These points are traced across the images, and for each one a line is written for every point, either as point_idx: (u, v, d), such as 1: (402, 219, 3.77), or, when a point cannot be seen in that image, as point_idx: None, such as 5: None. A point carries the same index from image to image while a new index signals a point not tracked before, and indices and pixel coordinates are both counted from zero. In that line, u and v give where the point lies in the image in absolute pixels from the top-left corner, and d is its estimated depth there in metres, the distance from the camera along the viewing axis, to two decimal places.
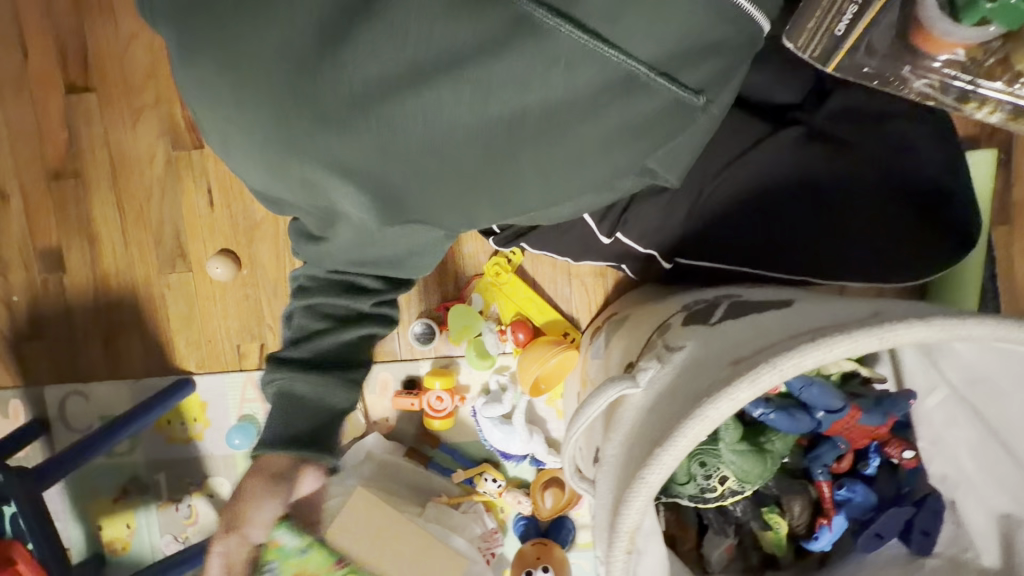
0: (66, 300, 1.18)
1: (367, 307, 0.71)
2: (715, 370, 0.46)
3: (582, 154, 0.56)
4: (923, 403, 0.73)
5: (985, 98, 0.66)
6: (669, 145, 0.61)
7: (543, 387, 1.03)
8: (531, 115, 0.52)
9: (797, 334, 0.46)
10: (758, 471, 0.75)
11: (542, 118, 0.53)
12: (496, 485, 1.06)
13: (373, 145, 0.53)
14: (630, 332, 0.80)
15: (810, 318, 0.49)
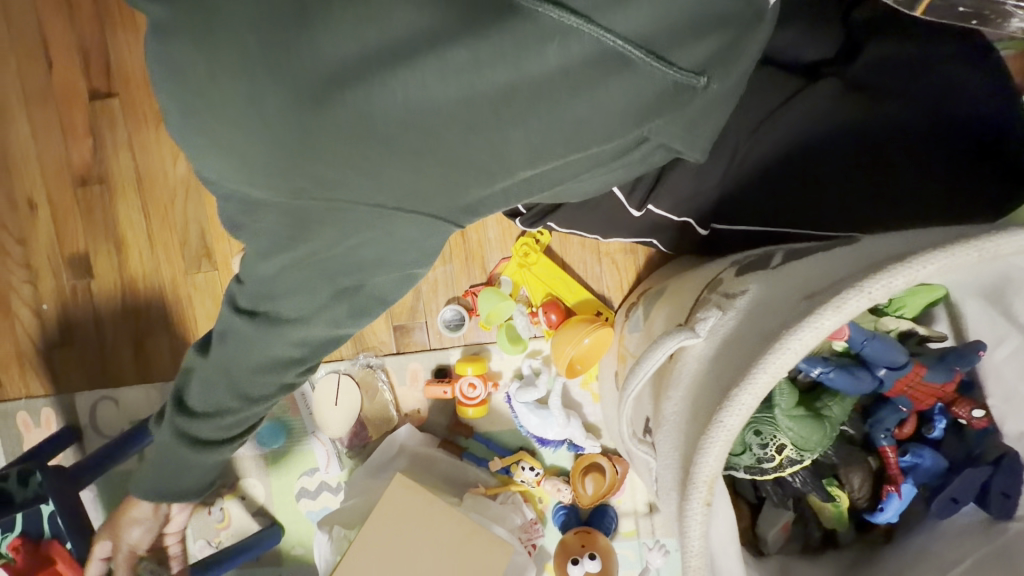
0: (94, 306, 1.19)
1: (288, 377, 0.62)
2: (785, 310, 0.45)
3: (578, 138, 0.47)
4: (991, 356, 0.69)
5: None
6: (682, 116, 0.53)
7: (579, 368, 0.99)
8: (518, 101, 0.43)
9: (871, 263, 0.44)
10: (817, 438, 0.71)
11: (544, 103, 0.44)
12: (534, 474, 1.03)
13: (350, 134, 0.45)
14: (674, 297, 0.76)
15: (885, 248, 0.46)
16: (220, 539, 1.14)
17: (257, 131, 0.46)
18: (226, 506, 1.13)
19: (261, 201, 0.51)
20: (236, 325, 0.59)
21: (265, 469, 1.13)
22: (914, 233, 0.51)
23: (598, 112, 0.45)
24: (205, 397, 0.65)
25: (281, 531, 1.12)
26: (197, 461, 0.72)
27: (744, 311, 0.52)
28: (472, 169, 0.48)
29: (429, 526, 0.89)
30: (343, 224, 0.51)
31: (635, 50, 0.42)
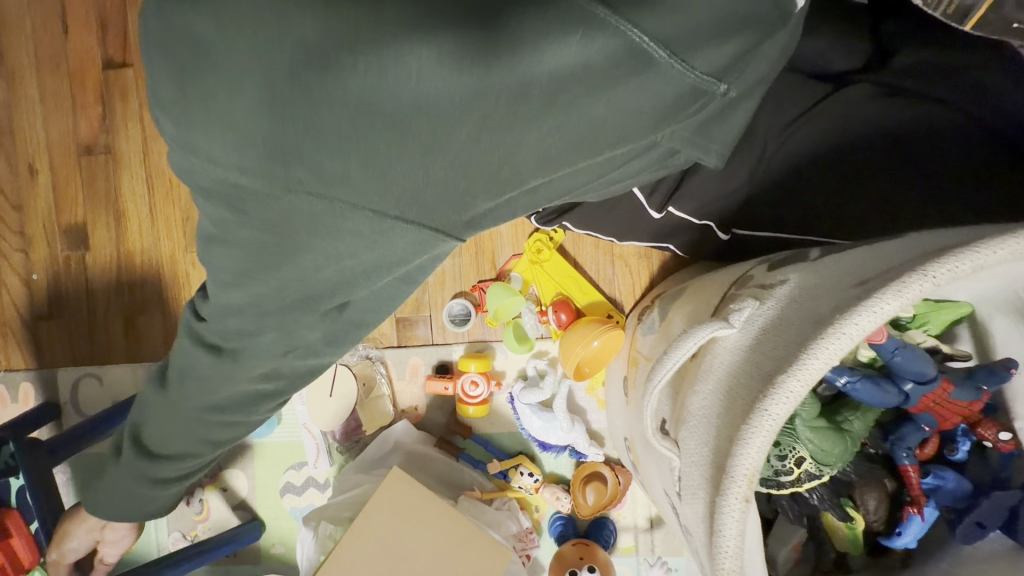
0: (87, 278, 1.15)
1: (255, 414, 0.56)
2: (836, 295, 0.45)
3: (596, 141, 0.42)
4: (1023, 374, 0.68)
5: None
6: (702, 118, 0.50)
7: (587, 371, 0.96)
8: (525, 105, 0.38)
9: (921, 251, 0.43)
10: (838, 452, 0.68)
11: (565, 95, 0.38)
12: (532, 480, 0.99)
13: (330, 119, 0.38)
14: (695, 298, 0.74)
15: (933, 238, 0.46)
16: (196, 533, 1.08)
17: (250, 99, 0.38)
18: (206, 498, 1.08)
19: (245, 189, 0.41)
20: (200, 358, 0.52)
21: (252, 463, 1.08)
22: (963, 227, 0.49)
23: (617, 105, 0.40)
24: (162, 435, 0.59)
25: (261, 528, 1.06)
26: (135, 494, 0.64)
27: (783, 300, 0.50)
28: (471, 169, 0.41)
29: (425, 521, 0.85)
30: (338, 234, 0.43)
31: (659, 51, 0.38)
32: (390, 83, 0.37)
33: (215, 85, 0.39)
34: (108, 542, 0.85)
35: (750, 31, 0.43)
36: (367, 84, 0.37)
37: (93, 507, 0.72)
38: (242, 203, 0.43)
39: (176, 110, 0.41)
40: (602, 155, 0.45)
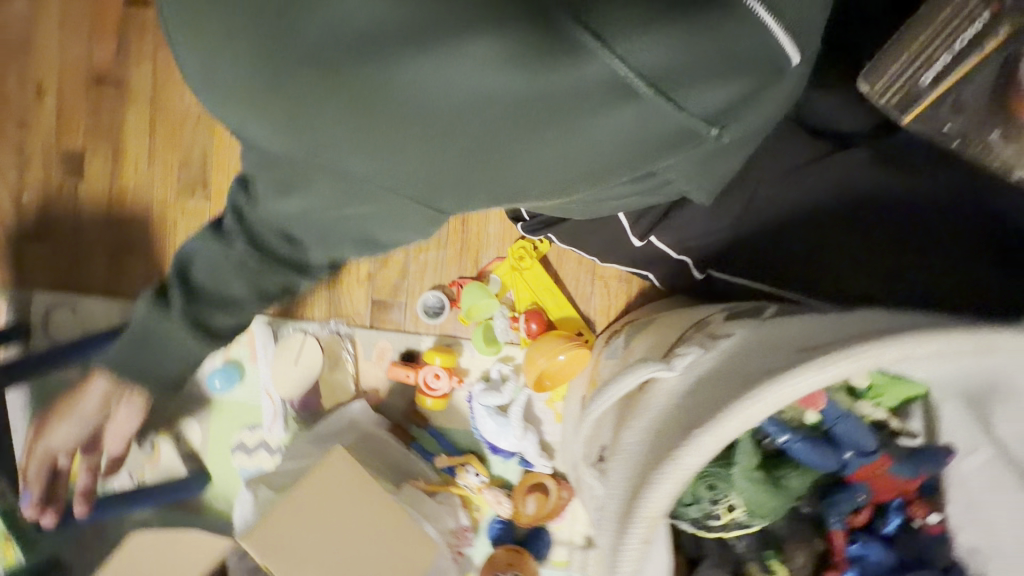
0: (78, 207, 1.15)
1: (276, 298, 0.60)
2: (780, 356, 0.48)
3: (581, 164, 0.42)
4: (961, 463, 0.68)
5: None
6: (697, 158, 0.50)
7: (547, 384, 0.97)
8: (507, 118, 0.39)
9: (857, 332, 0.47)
10: (772, 506, 0.70)
11: (564, 107, 0.38)
12: (478, 480, 1.00)
13: (318, 102, 0.39)
14: (659, 331, 0.75)
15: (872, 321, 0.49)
16: (143, 476, 1.09)
17: (250, 70, 0.40)
18: (158, 443, 1.09)
19: None
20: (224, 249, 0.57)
21: (208, 417, 1.09)
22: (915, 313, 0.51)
23: (605, 130, 0.40)
24: (147, 363, 0.63)
25: (207, 481, 1.07)
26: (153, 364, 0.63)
27: (722, 353, 0.52)
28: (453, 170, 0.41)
29: (358, 512, 0.85)
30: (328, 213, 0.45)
31: (643, 84, 0.38)
32: (405, 72, 0.38)
33: (240, 50, 0.40)
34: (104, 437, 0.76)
35: (761, 79, 0.42)
36: (389, 69, 0.38)
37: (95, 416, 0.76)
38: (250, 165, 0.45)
39: (196, 68, 0.42)
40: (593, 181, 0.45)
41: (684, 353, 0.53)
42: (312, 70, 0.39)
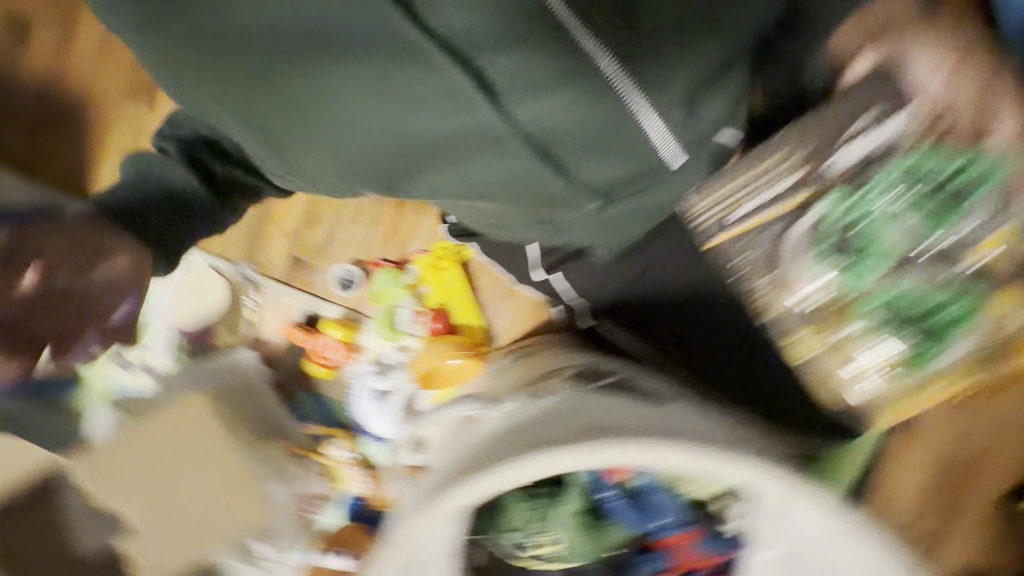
0: (13, 75, 1.09)
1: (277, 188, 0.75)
2: (563, 429, 0.58)
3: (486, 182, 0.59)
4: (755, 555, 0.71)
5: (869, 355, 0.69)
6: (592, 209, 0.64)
7: (434, 382, 0.99)
8: (431, 138, 0.55)
9: (635, 428, 0.57)
10: (586, 548, 0.75)
11: (471, 140, 0.55)
12: (346, 455, 1.02)
13: (292, 88, 0.55)
14: (532, 364, 0.81)
15: (660, 418, 0.59)
16: None
17: (242, 47, 0.55)
18: None
19: None
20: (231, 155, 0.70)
21: None
22: (700, 413, 0.63)
23: (511, 176, 0.57)
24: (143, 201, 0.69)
25: (77, 387, 1.06)
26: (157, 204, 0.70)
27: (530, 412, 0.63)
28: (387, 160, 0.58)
29: (212, 450, 0.91)
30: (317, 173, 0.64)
31: (527, 144, 0.54)
32: (374, 92, 0.53)
33: (261, 39, 0.54)
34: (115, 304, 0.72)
35: (639, 167, 0.59)
36: (362, 84, 0.53)
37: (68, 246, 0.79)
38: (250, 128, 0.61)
39: (213, 49, 0.56)
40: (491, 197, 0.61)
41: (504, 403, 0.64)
42: (305, 68, 0.54)
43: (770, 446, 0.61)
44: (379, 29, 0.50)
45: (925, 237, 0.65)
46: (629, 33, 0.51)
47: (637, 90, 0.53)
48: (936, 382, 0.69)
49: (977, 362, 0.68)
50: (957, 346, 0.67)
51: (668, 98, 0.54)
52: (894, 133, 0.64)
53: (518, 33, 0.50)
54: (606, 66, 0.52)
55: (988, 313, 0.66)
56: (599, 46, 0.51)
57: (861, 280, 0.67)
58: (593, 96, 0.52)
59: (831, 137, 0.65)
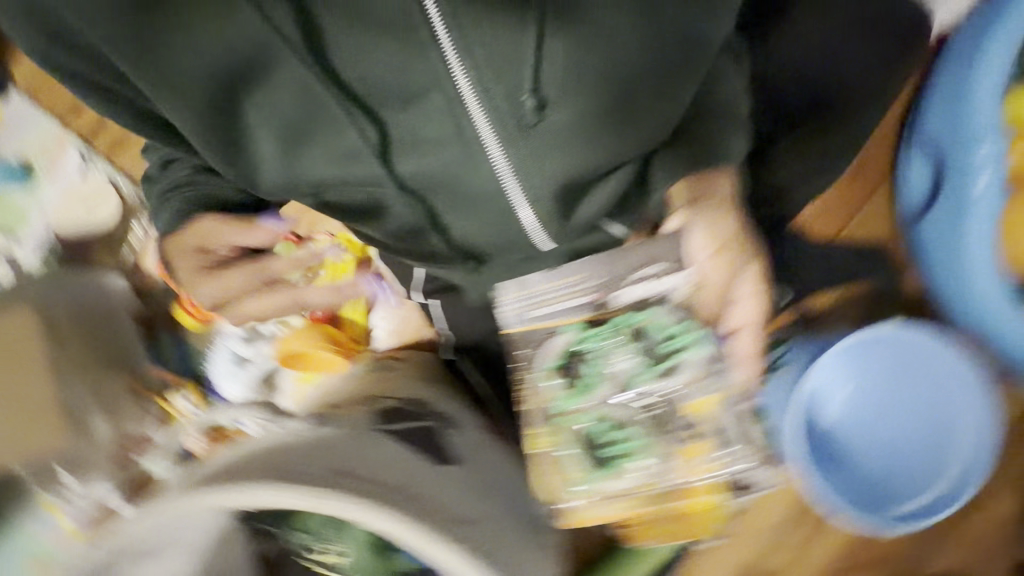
0: None
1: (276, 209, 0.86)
2: (323, 467, 0.63)
3: (377, 211, 0.66)
4: None
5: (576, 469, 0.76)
6: (469, 266, 0.69)
7: (298, 365, 0.99)
8: (338, 167, 0.62)
9: (393, 492, 0.63)
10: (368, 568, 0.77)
11: (367, 175, 0.62)
12: (189, 408, 1.00)
13: (214, 96, 0.59)
14: (379, 381, 0.83)
15: (425, 484, 0.67)
16: None
17: (167, 55, 0.57)
18: None
19: None
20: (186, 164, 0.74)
21: None
22: (462, 495, 0.69)
23: (396, 222, 0.66)
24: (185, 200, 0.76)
25: None
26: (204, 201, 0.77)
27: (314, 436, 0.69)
28: (301, 177, 0.63)
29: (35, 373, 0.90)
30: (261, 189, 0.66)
31: (409, 190, 0.62)
32: (297, 138, 0.61)
33: (191, 57, 0.57)
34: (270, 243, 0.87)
35: (509, 240, 0.65)
36: (289, 128, 0.60)
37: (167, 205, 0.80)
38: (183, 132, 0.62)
39: (131, 38, 0.57)
40: (381, 233, 0.69)
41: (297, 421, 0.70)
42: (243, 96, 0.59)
43: (509, 546, 0.69)
44: (297, 87, 0.58)
45: (637, 378, 0.74)
46: (528, 123, 0.56)
47: (516, 177, 0.58)
48: (593, 506, 0.76)
49: (632, 504, 0.76)
50: (618, 483, 0.75)
51: (540, 192, 0.59)
52: (665, 290, 0.72)
53: (425, 94, 0.56)
54: (492, 145, 0.57)
55: (650, 465, 0.75)
56: (487, 126, 0.55)
57: (572, 396, 0.75)
58: (477, 167, 0.58)
59: (614, 270, 0.71)
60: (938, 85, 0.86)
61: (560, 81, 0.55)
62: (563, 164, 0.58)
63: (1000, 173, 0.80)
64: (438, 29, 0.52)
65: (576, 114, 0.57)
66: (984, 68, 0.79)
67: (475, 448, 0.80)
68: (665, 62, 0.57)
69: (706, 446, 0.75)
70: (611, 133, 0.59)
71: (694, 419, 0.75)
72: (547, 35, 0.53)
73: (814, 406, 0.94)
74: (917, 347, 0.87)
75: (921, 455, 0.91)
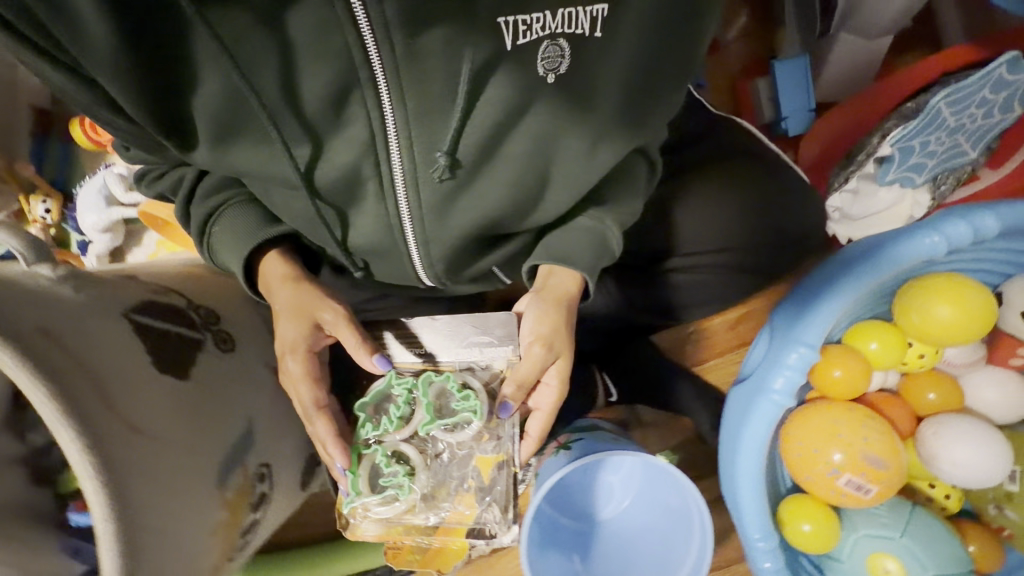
0: None
1: (273, 232, 0.80)
2: (14, 305, 0.48)
3: (289, 207, 0.78)
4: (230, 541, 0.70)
5: (372, 494, 0.75)
6: (354, 253, 0.86)
7: (159, 228, 1.00)
8: (266, 171, 0.72)
9: (85, 381, 0.49)
10: None
11: (288, 182, 0.73)
12: (43, 215, 1.01)
13: (159, 80, 0.64)
14: (209, 283, 0.81)
15: (131, 400, 0.53)
16: None
17: (118, 38, 0.59)
18: None
19: None
20: (147, 150, 0.76)
21: None
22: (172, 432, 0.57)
23: (298, 212, 0.78)
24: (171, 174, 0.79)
25: None
26: (182, 185, 0.80)
27: (39, 279, 0.54)
28: (232, 166, 0.72)
29: None
30: (195, 164, 0.74)
31: (324, 205, 0.76)
32: (225, 135, 0.69)
33: (137, 43, 0.60)
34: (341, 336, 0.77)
35: (391, 251, 0.84)
36: (221, 128, 0.68)
37: (220, 263, 0.82)
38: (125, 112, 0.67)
39: (72, 14, 0.57)
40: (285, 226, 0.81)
41: (40, 261, 0.56)
42: (189, 96, 0.66)
43: (189, 505, 0.57)
44: (228, 95, 0.65)
45: (422, 429, 0.76)
46: (437, 177, 0.72)
47: (420, 219, 0.77)
48: (363, 520, 0.76)
49: (398, 531, 0.76)
50: (388, 507, 0.75)
51: (433, 241, 0.80)
52: (487, 360, 0.80)
53: (351, 123, 0.67)
54: (403, 185, 0.73)
55: (423, 495, 0.76)
56: (404, 180, 0.72)
57: (366, 423, 0.76)
58: (386, 193, 0.74)
59: (451, 338, 0.81)
60: (815, 275, 0.80)
61: (465, 154, 0.71)
62: (458, 223, 0.79)
63: (801, 379, 0.76)
64: (379, 83, 0.63)
65: (472, 184, 0.76)
66: (846, 280, 0.76)
67: (235, 383, 0.70)
68: (540, 169, 0.76)
69: (478, 500, 0.77)
70: (493, 212, 0.79)
71: (478, 475, 0.77)
72: (468, 112, 0.68)
73: (595, 496, 1.12)
74: (680, 504, 1.03)
75: (650, 560, 1.07)
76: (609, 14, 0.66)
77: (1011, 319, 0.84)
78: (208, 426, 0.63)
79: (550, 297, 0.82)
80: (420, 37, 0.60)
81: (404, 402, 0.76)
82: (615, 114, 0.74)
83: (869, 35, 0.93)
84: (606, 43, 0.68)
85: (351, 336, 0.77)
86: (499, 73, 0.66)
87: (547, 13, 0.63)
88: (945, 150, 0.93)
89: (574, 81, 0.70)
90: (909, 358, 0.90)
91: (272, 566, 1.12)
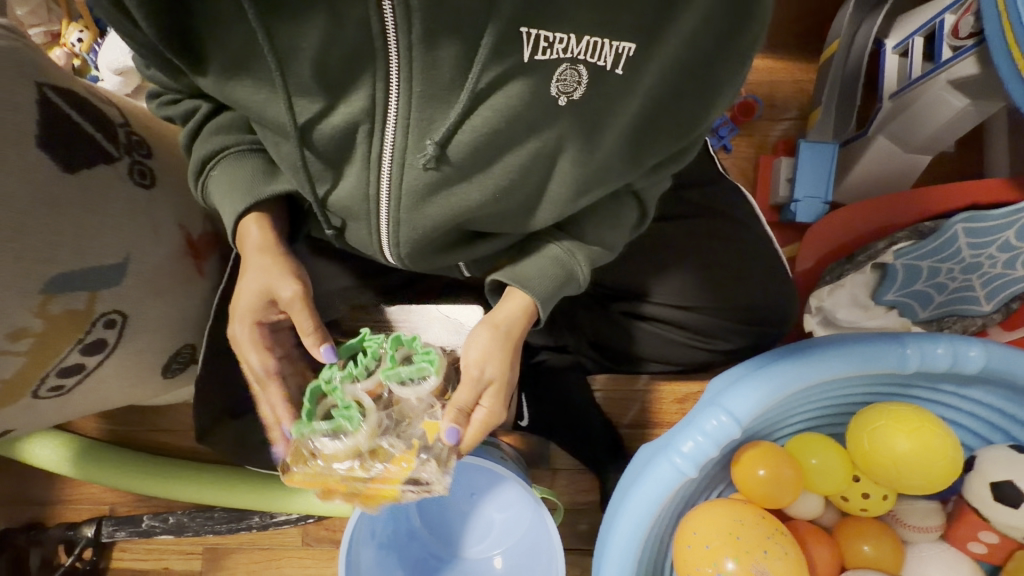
0: None
1: (269, 180, 0.73)
2: None
3: (280, 156, 0.70)
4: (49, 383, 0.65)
5: (331, 439, 0.66)
6: (331, 217, 0.77)
7: None
8: (264, 118, 0.66)
9: None
10: None
11: (281, 129, 0.66)
12: (74, 42, 1.05)
13: None
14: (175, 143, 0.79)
15: None
16: None
17: None
18: None
19: None
20: (160, 71, 0.68)
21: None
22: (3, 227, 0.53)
23: (285, 156, 0.69)
24: (183, 99, 0.72)
25: None
26: (194, 113, 0.72)
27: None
28: (235, 101, 0.66)
29: None
30: (202, 87, 0.67)
31: (308, 157, 0.67)
32: (231, 69, 0.63)
33: None
34: (297, 312, 0.70)
35: (367, 230, 0.74)
36: (230, 59, 0.62)
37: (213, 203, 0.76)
38: (134, 17, 0.61)
39: None
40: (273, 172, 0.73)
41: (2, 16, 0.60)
42: (213, 34, 0.61)
43: None
44: (244, 30, 0.59)
45: (385, 377, 0.67)
46: (422, 165, 0.63)
47: (396, 199, 0.67)
48: (303, 460, 0.67)
49: (335, 476, 0.66)
50: (334, 444, 0.65)
51: (412, 232, 0.71)
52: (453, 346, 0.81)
53: (355, 89, 0.60)
54: (388, 161, 0.64)
55: (368, 442, 0.66)
56: (390, 161, 0.63)
57: (331, 367, 0.68)
58: (371, 165, 0.64)
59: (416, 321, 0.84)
60: (758, 354, 0.72)
61: (461, 153, 0.63)
62: (436, 213, 0.69)
63: (712, 451, 0.66)
64: (391, 59, 0.56)
65: (463, 182, 0.66)
66: (791, 361, 0.68)
67: (132, 232, 0.66)
68: (537, 187, 0.68)
69: (417, 460, 0.66)
70: (480, 212, 0.70)
71: (422, 435, 0.67)
72: (472, 109, 0.59)
73: (470, 529, 0.98)
74: None
75: None
76: (637, 54, 0.58)
77: (978, 488, 0.71)
78: (70, 244, 0.59)
79: (491, 323, 0.73)
80: (438, 31, 0.53)
81: (370, 352, 0.68)
82: (621, 154, 0.68)
83: (905, 150, 0.89)
84: (626, 84, 0.61)
85: (308, 321, 0.69)
86: (510, 88, 0.58)
87: (572, 35, 0.55)
88: (955, 288, 0.87)
89: (587, 110, 0.62)
90: (850, 494, 0.77)
91: (114, 460, 1.03)
